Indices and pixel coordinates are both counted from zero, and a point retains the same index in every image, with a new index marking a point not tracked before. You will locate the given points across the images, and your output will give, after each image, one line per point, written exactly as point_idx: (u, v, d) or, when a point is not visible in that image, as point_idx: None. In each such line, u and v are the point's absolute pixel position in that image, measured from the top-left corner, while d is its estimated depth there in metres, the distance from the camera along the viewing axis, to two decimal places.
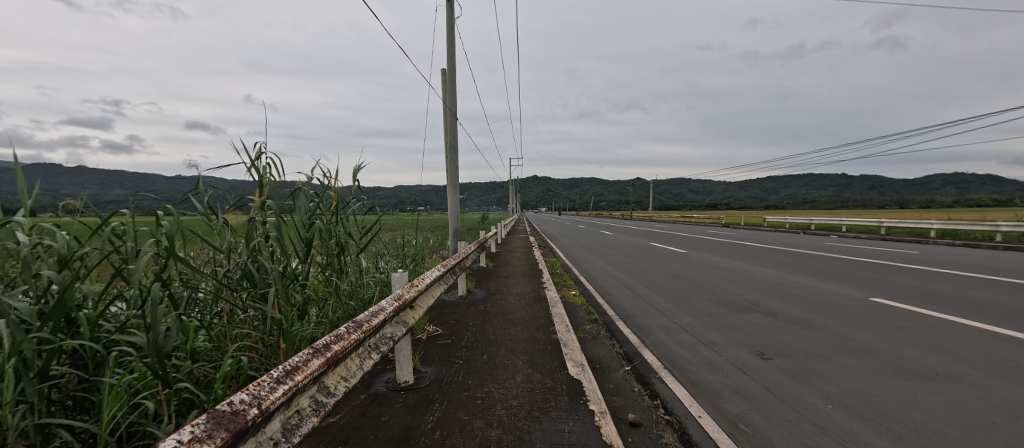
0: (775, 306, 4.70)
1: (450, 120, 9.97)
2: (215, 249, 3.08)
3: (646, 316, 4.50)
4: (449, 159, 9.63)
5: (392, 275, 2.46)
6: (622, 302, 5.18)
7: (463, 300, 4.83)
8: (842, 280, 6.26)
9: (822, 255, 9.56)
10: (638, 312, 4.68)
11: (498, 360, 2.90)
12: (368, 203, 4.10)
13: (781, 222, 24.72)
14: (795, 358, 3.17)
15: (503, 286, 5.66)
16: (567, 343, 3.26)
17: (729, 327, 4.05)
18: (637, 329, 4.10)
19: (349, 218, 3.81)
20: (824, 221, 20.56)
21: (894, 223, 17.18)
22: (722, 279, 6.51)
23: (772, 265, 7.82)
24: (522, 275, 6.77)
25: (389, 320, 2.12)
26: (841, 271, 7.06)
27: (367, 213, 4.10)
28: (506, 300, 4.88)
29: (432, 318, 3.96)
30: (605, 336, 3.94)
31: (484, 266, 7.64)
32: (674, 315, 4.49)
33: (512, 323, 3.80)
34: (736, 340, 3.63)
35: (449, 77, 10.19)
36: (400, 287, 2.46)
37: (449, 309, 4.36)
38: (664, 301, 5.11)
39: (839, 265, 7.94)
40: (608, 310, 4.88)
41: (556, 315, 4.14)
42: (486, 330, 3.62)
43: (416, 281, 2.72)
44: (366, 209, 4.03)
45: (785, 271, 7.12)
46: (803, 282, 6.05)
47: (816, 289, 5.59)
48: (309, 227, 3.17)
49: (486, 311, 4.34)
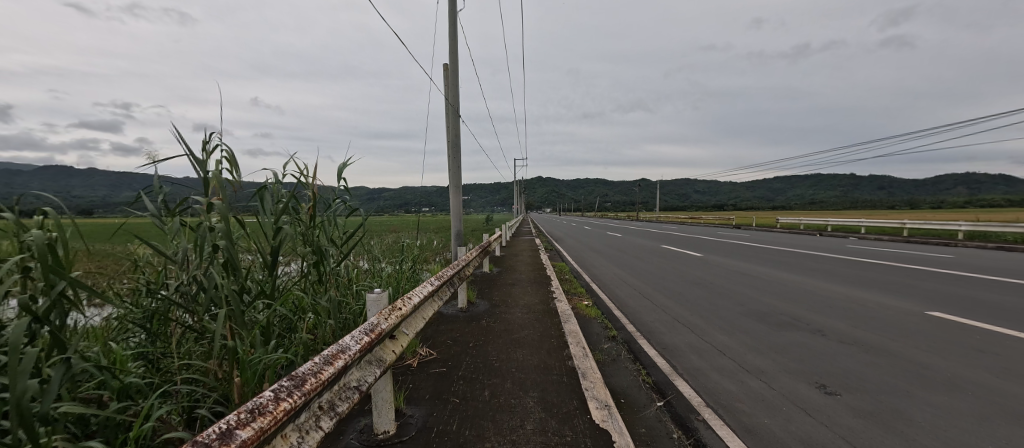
0: (820, 322, 4.09)
1: (452, 117, 9.46)
2: (168, 260, 2.59)
3: (672, 333, 3.92)
4: (452, 158, 9.12)
5: (367, 296, 1.92)
6: (641, 315, 4.61)
7: (463, 314, 4.29)
8: (884, 289, 5.64)
9: (850, 259, 8.93)
10: (662, 328, 4.11)
11: (502, 398, 2.34)
12: (352, 205, 3.55)
13: (795, 223, 23.95)
14: (867, 396, 2.59)
15: (509, 296, 5.12)
16: (585, 373, 2.69)
17: (773, 347, 3.47)
18: (665, 350, 3.52)
19: (330, 222, 3.26)
20: (843, 223, 19.77)
21: (919, 225, 16.38)
22: (751, 287, 5.88)
23: (800, 271, 7.20)
24: (529, 282, 6.22)
25: (356, 363, 1.54)
26: (879, 279, 6.43)
27: (351, 216, 3.55)
28: (511, 313, 4.34)
29: (425, 337, 3.43)
30: (627, 359, 3.38)
31: (488, 272, 7.10)
32: (705, 332, 3.91)
33: (518, 345, 3.25)
34: (786, 366, 3.06)
35: (451, 72, 9.69)
36: (376, 312, 1.91)
37: (446, 325, 3.83)
38: (690, 315, 4.53)
39: (874, 271, 7.30)
40: (627, 325, 4.31)
41: (570, 333, 3.58)
42: (488, 354, 3.06)
43: (400, 304, 2.15)
44: (349, 211, 3.49)
45: (817, 278, 6.52)
46: (842, 292, 5.43)
47: (859, 300, 4.98)
48: (276, 235, 2.63)
49: (488, 328, 3.80)
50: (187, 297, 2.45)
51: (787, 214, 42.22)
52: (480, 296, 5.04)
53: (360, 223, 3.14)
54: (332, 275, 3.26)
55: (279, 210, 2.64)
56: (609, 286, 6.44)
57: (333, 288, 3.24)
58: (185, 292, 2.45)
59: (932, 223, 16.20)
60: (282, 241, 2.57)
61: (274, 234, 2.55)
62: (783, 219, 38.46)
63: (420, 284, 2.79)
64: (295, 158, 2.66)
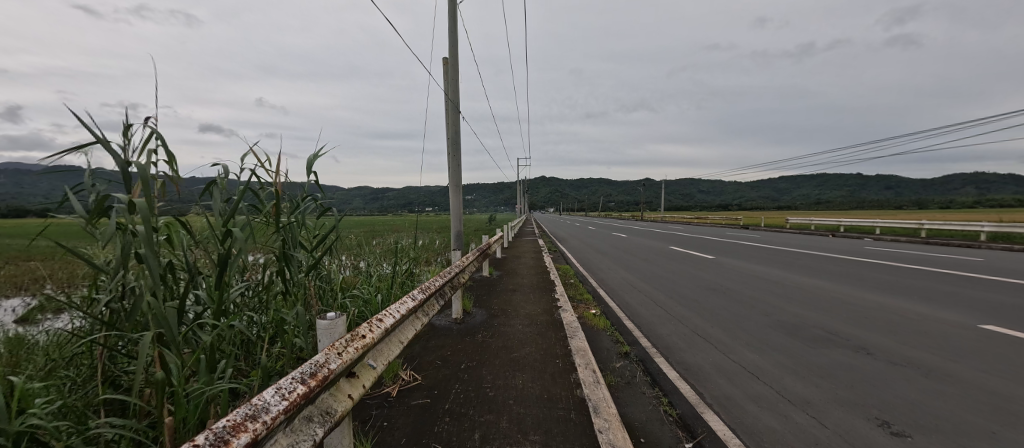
0: (863, 338, 3.61)
1: (452, 114, 9.00)
2: (101, 270, 2.20)
3: (694, 350, 3.45)
4: (452, 155, 8.68)
5: (317, 322, 1.47)
6: (656, 328, 4.13)
7: (458, 326, 3.87)
8: (921, 297, 5.15)
9: (871, 262, 8.42)
10: (681, 343, 3.64)
11: (496, 445, 1.87)
12: (325, 204, 3.12)
13: (806, 223, 23.33)
14: (944, 438, 2.12)
15: (509, 305, 4.66)
16: (597, 406, 2.23)
17: (814, 371, 2.98)
18: (687, 371, 3.05)
19: (298, 224, 2.83)
20: (857, 223, 19.16)
21: (938, 225, 15.76)
22: (772, 294, 5.40)
23: (823, 276, 6.72)
24: (532, 288, 5.79)
25: (283, 427, 1.09)
26: (912, 285, 5.94)
27: (324, 217, 3.12)
28: (511, 325, 3.88)
29: (410, 356, 2.99)
30: (643, 382, 2.93)
31: (488, 276, 6.66)
32: (732, 350, 3.43)
33: (518, 366, 2.80)
34: (835, 395, 2.59)
35: (451, 67, 9.25)
36: (327, 344, 1.45)
37: (436, 340, 3.40)
38: (711, 327, 4.06)
39: (903, 275, 6.81)
40: (641, 339, 3.85)
41: (577, 350, 3.12)
42: (482, 380, 2.61)
43: (367, 329, 1.70)
44: (321, 211, 3.05)
45: (842, 283, 6.03)
46: (876, 300, 4.95)
47: (898, 310, 4.49)
48: (225, 240, 2.20)
49: (485, 343, 3.36)
50: (117, 316, 2.04)
51: (795, 214, 41.52)
52: (478, 305, 4.62)
53: (334, 224, 2.76)
54: (300, 285, 2.83)
55: (231, 210, 2.21)
56: (617, 292, 5.96)
57: (304, 301, 2.83)
58: (114, 310, 2.06)
59: (952, 223, 15.59)
60: (233, 248, 2.14)
61: (221, 239, 2.12)
62: (791, 219, 37.79)
63: (399, 299, 2.32)
64: (253, 149, 2.24)
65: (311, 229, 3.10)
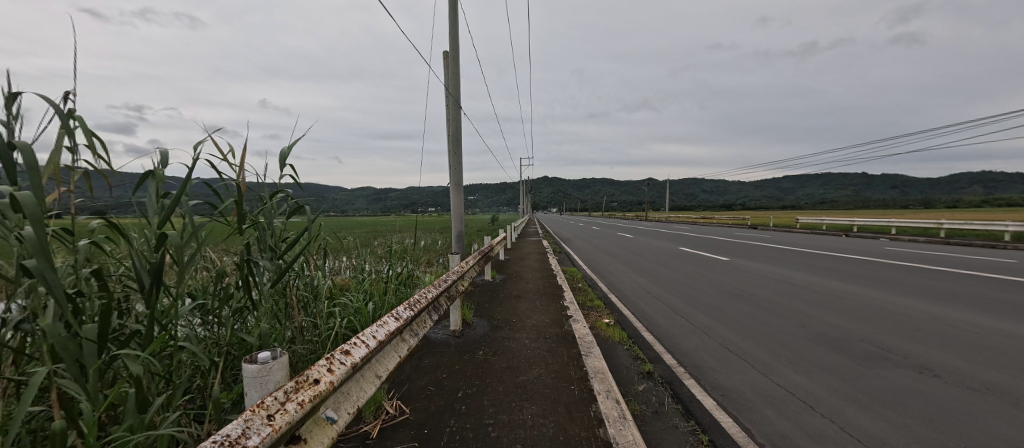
0: (923, 357, 3.16)
1: (452, 110, 8.54)
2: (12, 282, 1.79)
3: (729, 371, 2.99)
4: (452, 153, 8.23)
5: (244, 366, 1.02)
6: (679, 341, 3.67)
7: (455, 341, 3.42)
8: (969, 305, 4.67)
9: (899, 264, 7.90)
10: (712, 361, 3.18)
11: None
12: (296, 201, 2.66)
13: (817, 223, 22.69)
14: None
15: (514, 314, 4.21)
16: None
17: (879, 400, 2.52)
18: (726, 398, 2.60)
19: (263, 225, 2.38)
20: (872, 223, 18.54)
21: (959, 225, 15.12)
22: (803, 301, 4.92)
23: (852, 280, 6.23)
24: (537, 294, 5.33)
25: None
26: (952, 290, 5.46)
27: (295, 216, 2.66)
28: (516, 339, 3.42)
29: (397, 382, 2.53)
30: (675, 412, 2.46)
31: (490, 280, 6.21)
32: (775, 372, 2.97)
33: (525, 396, 2.34)
34: (914, 435, 2.13)
35: (451, 60, 8.79)
36: (254, 401, 0.98)
37: (428, 360, 2.95)
38: (743, 342, 3.59)
39: (938, 279, 6.32)
40: (664, 355, 3.39)
41: (595, 374, 2.66)
42: (481, 414, 2.15)
43: (323, 368, 1.24)
44: (291, 209, 2.59)
45: (876, 288, 5.55)
46: (920, 308, 4.47)
47: (950, 321, 4.02)
48: (159, 246, 1.78)
49: (486, 363, 2.90)
50: (20, 341, 1.62)
51: (803, 214, 40.77)
52: (478, 314, 4.17)
53: (309, 225, 2.32)
54: (268, 298, 2.38)
55: (168, 210, 1.79)
56: (631, 298, 5.49)
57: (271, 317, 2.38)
58: (24, 334, 1.67)
59: (974, 223, 14.95)
60: (167, 257, 1.71)
61: (150, 246, 1.70)
62: (799, 218, 37.10)
63: (379, 319, 1.79)
64: (213, 137, 1.82)
65: (282, 230, 2.68)
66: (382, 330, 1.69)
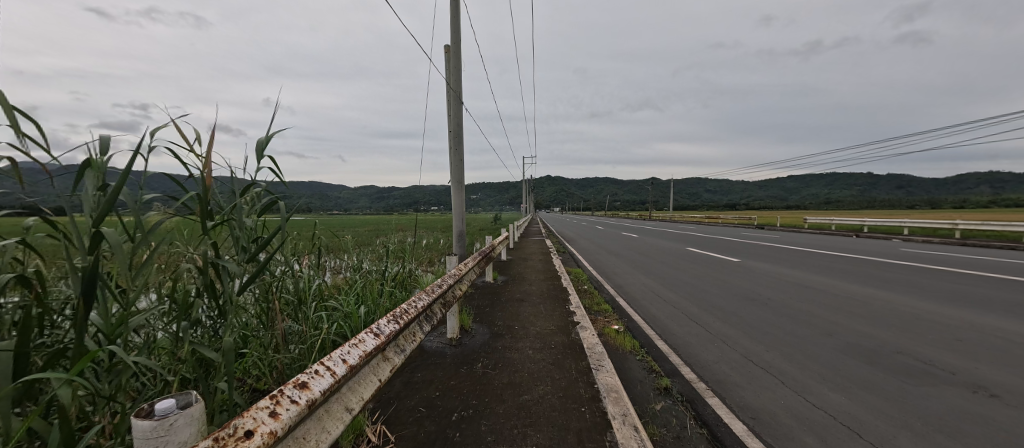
0: (974, 373, 2.83)
1: (453, 104, 8.23)
2: None
3: (756, 388, 2.69)
4: (453, 150, 7.93)
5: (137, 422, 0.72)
6: (697, 352, 3.37)
7: (452, 351, 3.11)
8: (1006, 312, 4.34)
9: (918, 266, 7.56)
10: (737, 377, 2.87)
11: None
12: (269, 194, 2.34)
13: (826, 223, 22.24)
14: None
15: (516, 320, 3.91)
16: None
17: (934, 427, 2.21)
18: (756, 422, 2.30)
19: (228, 221, 2.07)
20: (883, 223, 18.09)
21: (975, 226, 14.68)
22: (826, 307, 4.59)
23: (874, 283, 5.89)
24: (541, 297, 5.02)
25: None
26: (982, 296, 5.13)
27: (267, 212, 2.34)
28: (519, 349, 3.12)
29: (382, 403, 2.22)
30: (702, 437, 2.14)
31: (491, 282, 5.90)
32: (808, 390, 2.65)
33: (529, 421, 2.03)
34: None
35: (452, 54, 8.48)
36: None
37: (421, 374, 2.63)
38: (768, 353, 3.27)
39: (965, 283, 5.98)
40: (682, 368, 3.07)
41: (609, 392, 2.35)
42: (478, 443, 1.84)
43: (263, 410, 0.94)
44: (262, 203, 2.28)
45: (902, 294, 5.21)
46: (954, 317, 4.14)
47: (992, 331, 3.69)
48: (92, 246, 1.48)
49: (485, 378, 2.58)
50: None
51: (809, 214, 40.17)
52: (477, 320, 3.86)
53: (283, 222, 2.00)
54: (233, 307, 2.07)
55: (105, 204, 1.48)
56: (641, 302, 5.17)
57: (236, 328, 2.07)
58: None
59: (990, 224, 14.51)
60: (99, 262, 1.40)
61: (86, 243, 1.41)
62: (806, 218, 36.62)
63: (354, 337, 1.47)
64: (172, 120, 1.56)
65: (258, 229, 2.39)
66: (354, 351, 1.37)
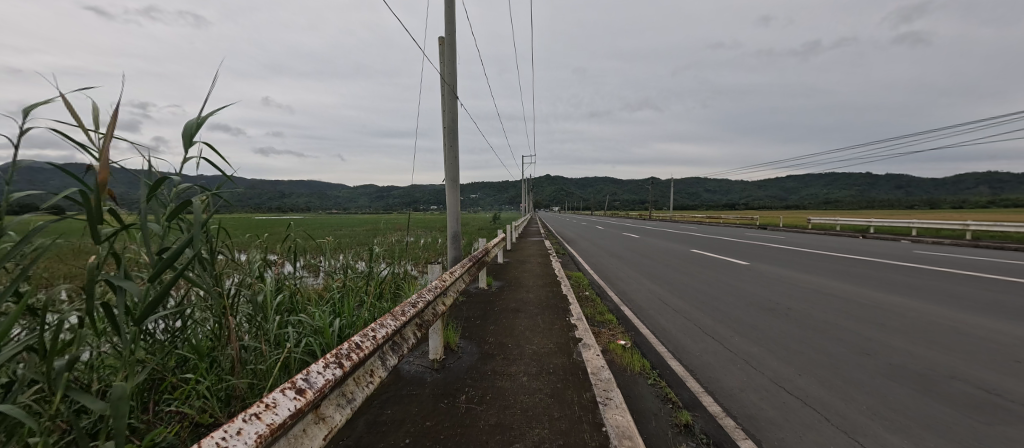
0: None
1: (448, 100, 7.74)
2: None
3: (796, 428, 2.23)
4: (447, 147, 7.46)
5: None
6: (719, 376, 2.91)
7: (434, 377, 2.64)
8: None
9: (941, 272, 7.10)
10: (771, 412, 2.41)
11: None
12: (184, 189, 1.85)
13: (830, 224, 21.81)
14: None
15: (509, 336, 3.45)
16: None
17: None
18: None
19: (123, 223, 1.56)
20: (890, 223, 17.70)
21: (986, 227, 14.28)
22: (855, 320, 4.14)
23: (901, 291, 5.44)
24: (539, 306, 4.57)
25: None
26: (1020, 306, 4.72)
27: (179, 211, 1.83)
28: (510, 375, 2.66)
29: None
30: None
31: (485, 288, 5.45)
32: (860, 430, 2.20)
33: None
34: None
35: (446, 46, 8.01)
36: None
37: (391, 412, 2.17)
38: (802, 380, 2.82)
39: (996, 291, 5.56)
40: (703, 398, 2.62)
41: (622, 435, 1.89)
42: None
43: None
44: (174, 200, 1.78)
45: (935, 304, 4.77)
46: (1000, 332, 3.73)
47: None
48: None
49: (470, 417, 2.11)
50: None
51: (811, 214, 39.71)
52: (465, 336, 3.40)
53: (197, 229, 1.54)
54: (128, 337, 1.57)
55: None
56: (649, 312, 4.71)
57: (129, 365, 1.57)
58: None
59: (1001, 225, 14.11)
60: None
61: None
62: (809, 218, 36.17)
63: (257, 402, 1.01)
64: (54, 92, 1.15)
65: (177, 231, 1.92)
66: (240, 437, 0.88)
